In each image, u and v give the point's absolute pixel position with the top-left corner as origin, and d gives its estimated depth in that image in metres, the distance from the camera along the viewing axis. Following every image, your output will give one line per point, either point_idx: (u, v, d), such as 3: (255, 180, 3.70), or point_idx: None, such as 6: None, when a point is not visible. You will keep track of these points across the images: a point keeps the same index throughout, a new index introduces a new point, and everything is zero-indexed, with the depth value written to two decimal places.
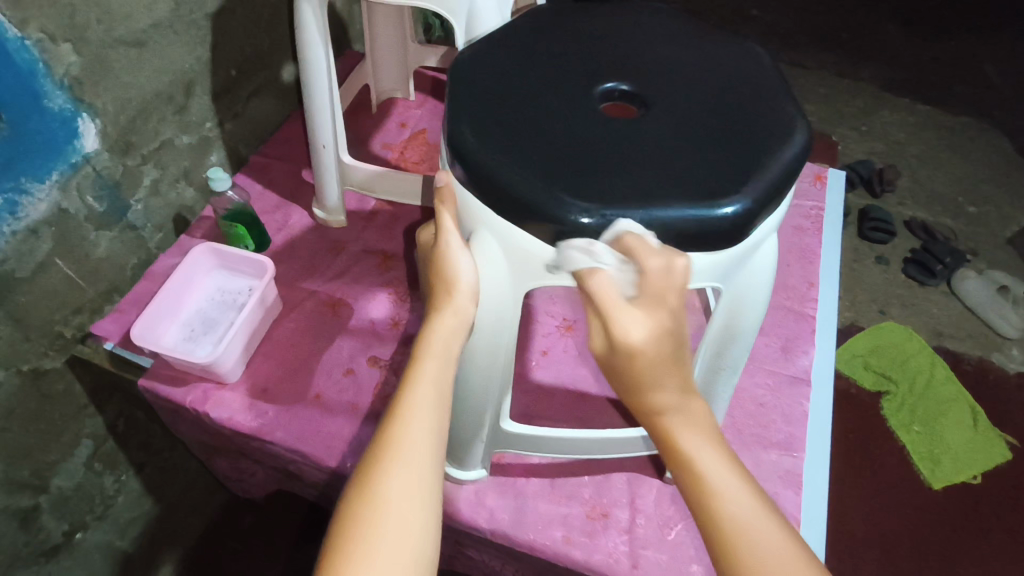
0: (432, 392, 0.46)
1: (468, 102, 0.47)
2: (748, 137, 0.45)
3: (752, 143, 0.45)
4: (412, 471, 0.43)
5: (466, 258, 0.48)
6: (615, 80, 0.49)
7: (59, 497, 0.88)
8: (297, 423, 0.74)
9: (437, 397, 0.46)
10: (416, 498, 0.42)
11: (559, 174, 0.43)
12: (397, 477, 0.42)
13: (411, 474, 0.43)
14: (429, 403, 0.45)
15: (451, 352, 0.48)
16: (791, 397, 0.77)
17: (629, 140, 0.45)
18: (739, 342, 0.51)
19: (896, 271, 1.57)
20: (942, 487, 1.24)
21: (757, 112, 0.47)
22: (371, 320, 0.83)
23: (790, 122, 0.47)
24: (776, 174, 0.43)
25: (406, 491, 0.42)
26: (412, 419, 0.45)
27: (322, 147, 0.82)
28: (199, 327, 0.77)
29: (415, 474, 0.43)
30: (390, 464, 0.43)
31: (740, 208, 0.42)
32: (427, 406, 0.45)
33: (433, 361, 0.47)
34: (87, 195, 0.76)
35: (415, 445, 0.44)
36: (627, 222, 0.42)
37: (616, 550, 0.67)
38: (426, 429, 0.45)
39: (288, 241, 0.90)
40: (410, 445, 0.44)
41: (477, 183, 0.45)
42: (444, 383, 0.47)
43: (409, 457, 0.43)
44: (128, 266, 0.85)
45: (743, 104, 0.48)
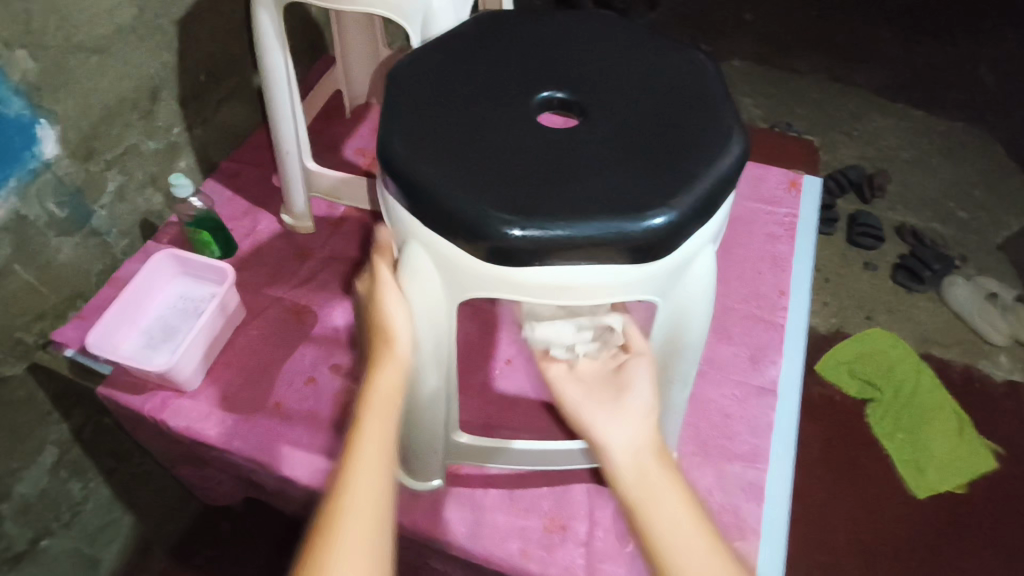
0: (380, 446, 0.43)
1: (403, 112, 0.47)
2: (682, 147, 0.45)
3: (685, 154, 0.44)
4: (360, 535, 0.39)
5: (403, 304, 0.47)
6: (553, 89, 0.49)
7: (23, 504, 0.87)
8: (256, 432, 0.74)
9: (385, 454, 0.43)
10: (367, 571, 0.37)
11: (486, 186, 0.42)
12: (343, 550, 0.38)
13: (360, 540, 0.38)
14: (378, 464, 0.42)
15: (399, 404, 0.46)
16: (756, 408, 0.76)
17: (562, 150, 0.45)
18: (685, 354, 0.51)
19: (884, 277, 1.56)
20: (927, 496, 1.23)
21: (694, 122, 0.47)
22: (335, 328, 0.83)
23: (727, 128, 0.46)
24: (709, 184, 0.43)
25: (355, 559, 0.38)
26: (362, 480, 0.41)
27: (287, 153, 0.81)
28: (159, 335, 0.76)
29: (365, 539, 0.39)
30: (336, 534, 0.38)
31: (669, 219, 0.41)
32: (377, 466, 0.42)
33: (379, 416, 0.44)
34: (48, 201, 0.75)
35: (363, 511, 0.40)
36: (553, 236, 0.41)
37: (572, 563, 0.66)
38: (378, 489, 0.41)
39: (256, 248, 0.89)
40: (359, 508, 0.40)
41: (406, 195, 0.44)
42: (397, 438, 0.44)
43: (359, 523, 0.39)
44: (92, 272, 0.85)
45: (679, 114, 0.47)
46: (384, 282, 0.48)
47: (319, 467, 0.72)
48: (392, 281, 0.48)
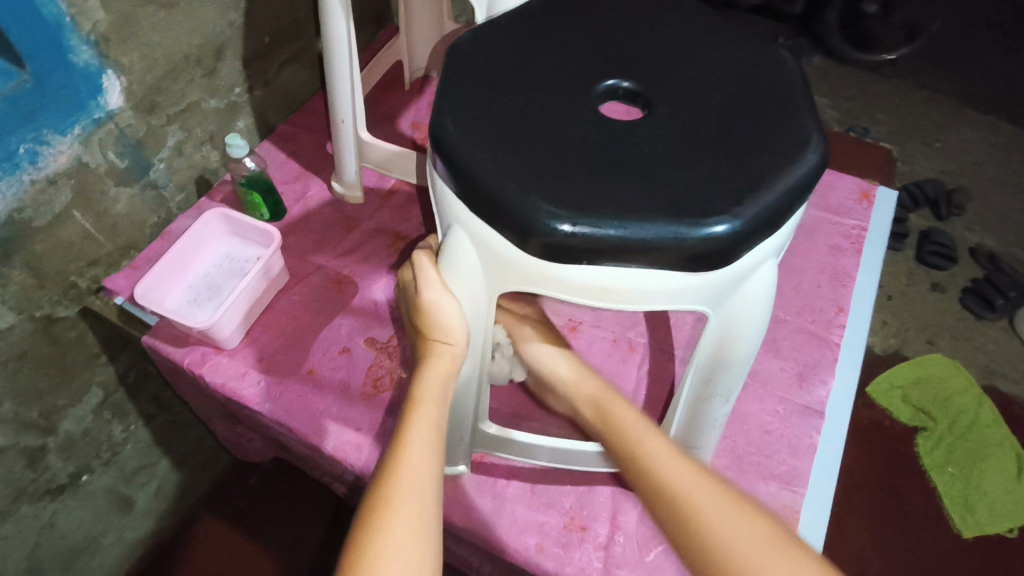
0: (431, 433, 0.48)
1: (459, 91, 0.45)
2: (753, 151, 0.41)
3: (757, 159, 0.41)
4: (413, 506, 0.44)
5: (454, 306, 0.50)
6: (619, 77, 0.46)
7: (67, 440, 0.90)
8: (287, 395, 0.74)
9: (434, 437, 0.49)
10: (420, 533, 0.43)
11: (537, 176, 0.40)
12: (401, 519, 0.43)
13: (415, 511, 0.43)
14: (427, 447, 0.47)
15: (445, 393, 0.51)
16: (800, 428, 0.72)
17: (621, 144, 0.42)
18: (731, 371, 0.48)
19: (952, 301, 1.46)
20: (972, 537, 1.16)
21: (770, 125, 0.43)
22: (374, 301, 0.82)
23: (805, 135, 0.42)
24: (779, 194, 0.39)
25: (410, 530, 0.43)
26: (413, 465, 0.46)
27: (342, 122, 0.81)
28: (204, 291, 0.78)
29: (418, 509, 0.44)
30: (395, 506, 0.43)
31: (731, 228, 0.38)
32: (425, 449, 0.47)
33: (429, 405, 0.50)
34: (109, 151, 0.77)
35: (416, 488, 0.45)
36: (603, 235, 0.38)
37: (589, 566, 0.64)
38: (427, 469, 0.46)
39: (304, 214, 0.90)
40: (412, 485, 0.45)
41: (453, 178, 0.42)
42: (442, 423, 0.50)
43: (414, 497, 0.44)
44: (147, 224, 0.87)
45: (755, 116, 0.44)
46: (433, 282, 0.50)
47: (347, 439, 0.72)
48: (443, 279, 0.50)
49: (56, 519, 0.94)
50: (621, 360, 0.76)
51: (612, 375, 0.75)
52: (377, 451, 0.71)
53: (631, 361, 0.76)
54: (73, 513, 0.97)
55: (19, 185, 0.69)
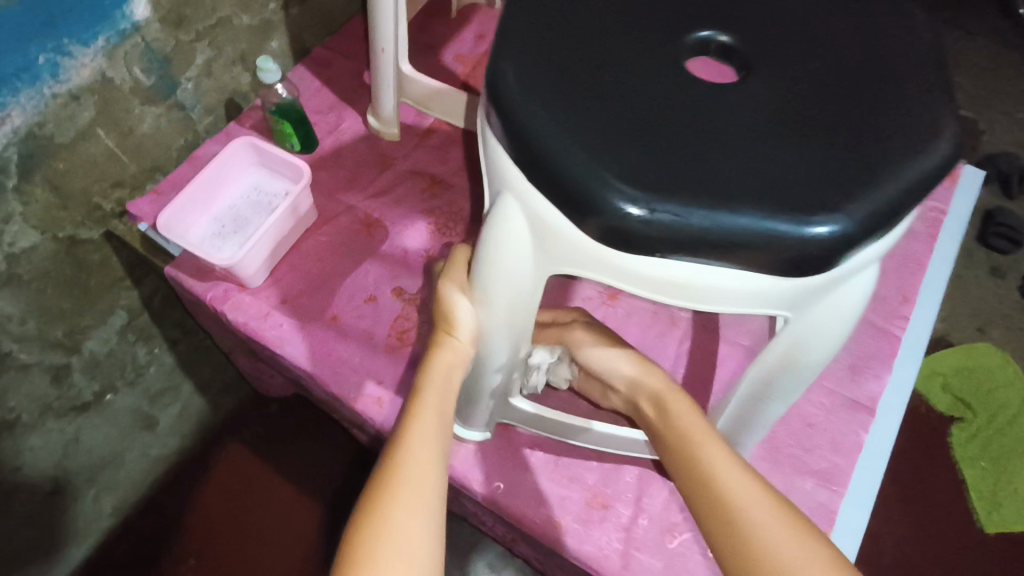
0: (435, 423, 0.47)
1: (525, 36, 0.39)
2: (871, 140, 0.35)
3: (875, 150, 0.35)
4: (411, 498, 0.43)
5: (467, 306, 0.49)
6: (714, 29, 0.40)
7: (91, 359, 0.90)
8: (311, 341, 0.71)
9: (438, 429, 0.47)
10: (415, 524, 0.42)
11: (612, 147, 0.35)
12: (401, 511, 0.42)
13: (414, 508, 0.42)
14: (431, 439, 0.46)
15: (450, 385, 0.50)
16: (847, 424, 0.68)
17: (713, 116, 0.36)
18: (798, 378, 0.43)
19: (1011, 288, 1.38)
20: (994, 532, 1.14)
21: (894, 114, 0.36)
22: (404, 249, 0.78)
23: (933, 124, 0.36)
24: (898, 192, 0.34)
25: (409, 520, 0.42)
26: (416, 456, 0.45)
27: (382, 52, 0.74)
28: (229, 226, 0.74)
29: (417, 501, 0.42)
30: (394, 499, 0.42)
31: (835, 230, 0.32)
32: (430, 443, 0.46)
33: (434, 396, 0.48)
34: (134, 66, 0.72)
35: (418, 482, 0.44)
36: (683, 225, 0.33)
37: (608, 546, 0.62)
38: (432, 461, 0.45)
39: (336, 148, 0.85)
40: (414, 480, 0.43)
41: (510, 138, 0.37)
42: (445, 413, 0.48)
43: (413, 492, 0.43)
44: (173, 146, 0.83)
45: (877, 100, 0.37)
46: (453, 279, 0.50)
47: (368, 392, 0.69)
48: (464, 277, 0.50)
49: (81, 434, 0.95)
50: (661, 334, 0.72)
51: (649, 350, 0.71)
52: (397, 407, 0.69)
53: (671, 336, 0.72)
54: (98, 430, 0.98)
55: (40, 98, 0.64)
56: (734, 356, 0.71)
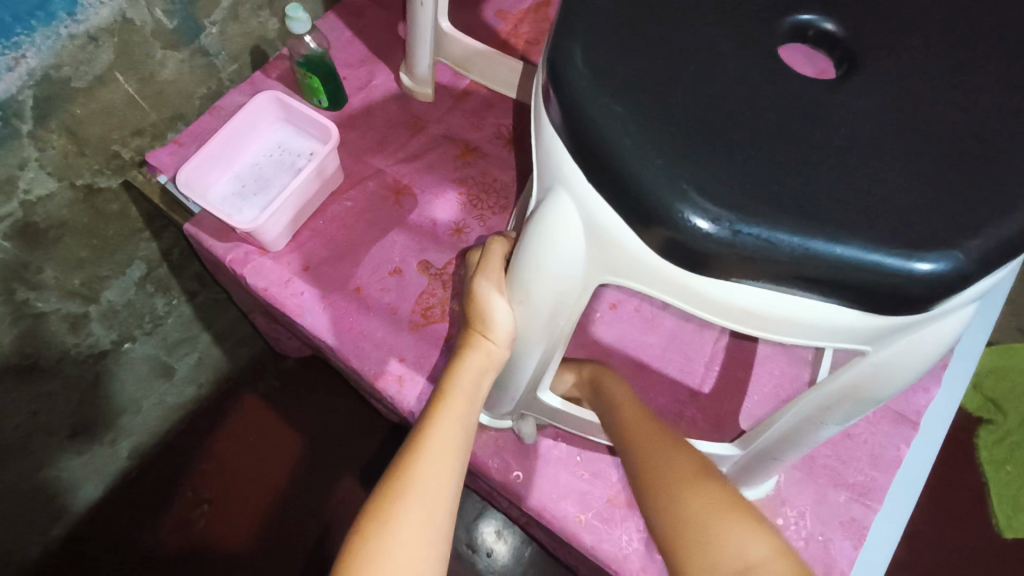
0: (456, 427, 0.46)
1: (596, 17, 0.34)
2: (994, 168, 0.31)
3: (996, 178, 0.31)
4: (421, 508, 0.42)
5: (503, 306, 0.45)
6: (818, 13, 0.36)
7: (109, 309, 0.88)
8: (332, 311, 0.69)
9: (459, 435, 0.46)
10: (423, 534, 0.41)
11: (691, 152, 0.30)
12: (409, 516, 0.41)
13: (424, 516, 0.42)
14: (449, 444, 0.45)
15: (478, 391, 0.48)
16: (888, 437, 0.64)
17: (811, 124, 0.31)
18: (863, 408, 0.39)
19: None
20: (1013, 538, 1.12)
21: (1022, 139, 0.32)
22: (433, 220, 0.74)
23: None
24: (1019, 229, 0.29)
25: (418, 529, 0.41)
26: (431, 461, 0.44)
27: (420, 6, 0.68)
28: (251, 184, 0.70)
29: (429, 510, 0.42)
30: (404, 503, 0.42)
31: (944, 267, 0.28)
32: (449, 448, 0.45)
33: (459, 399, 0.47)
34: (156, 8, 0.67)
35: (430, 488, 0.43)
36: (768, 249, 0.29)
37: (627, 546, 0.60)
38: (448, 469, 0.44)
39: (366, 106, 0.80)
40: (426, 487, 0.43)
41: (571, 130, 0.32)
42: (469, 421, 0.47)
43: (425, 499, 0.42)
44: (196, 94, 0.79)
45: (1002, 122, 0.33)
46: (489, 275, 0.46)
47: (388, 369, 0.67)
48: (502, 275, 0.46)
49: (98, 381, 0.95)
50: (698, 330, 0.68)
51: (685, 346, 0.67)
52: (417, 386, 0.66)
53: (709, 332, 0.68)
54: (115, 377, 0.97)
55: (55, 38, 0.60)
56: (774, 358, 0.67)
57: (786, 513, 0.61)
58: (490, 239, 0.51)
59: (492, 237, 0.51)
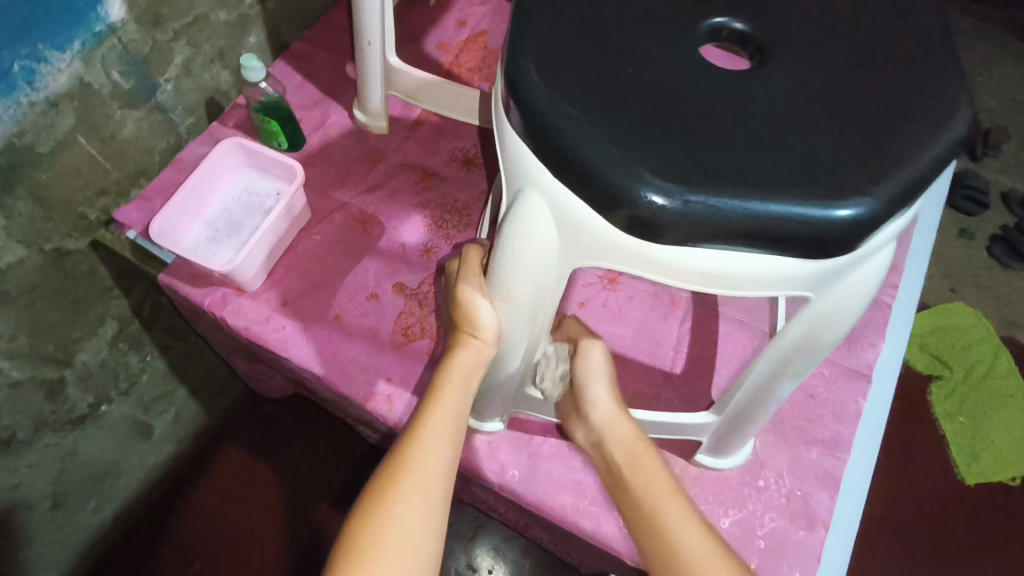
0: (448, 420, 0.49)
1: (544, 36, 0.39)
2: (889, 125, 0.37)
3: (894, 133, 0.36)
4: (419, 496, 0.45)
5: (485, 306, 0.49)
6: (728, 15, 0.41)
7: (84, 372, 0.88)
8: (315, 342, 0.71)
9: (451, 428, 0.49)
10: (421, 521, 0.44)
11: (640, 140, 0.35)
12: (407, 504, 0.45)
13: (420, 502, 0.45)
14: (442, 436, 0.48)
15: (467, 387, 0.51)
16: (846, 393, 0.70)
17: (736, 106, 0.37)
18: (818, 354, 0.43)
19: (979, 248, 1.45)
20: (974, 483, 1.20)
21: (910, 100, 0.38)
22: (402, 244, 0.77)
23: (948, 107, 0.38)
24: (916, 172, 0.35)
25: (415, 518, 0.44)
26: (427, 451, 0.47)
27: (368, 45, 0.73)
28: (222, 229, 0.73)
29: (424, 498, 0.45)
30: (402, 490, 0.45)
31: (860, 211, 0.34)
32: (442, 439, 0.48)
33: (450, 394, 0.50)
34: (113, 69, 0.69)
35: (426, 477, 0.46)
36: (713, 213, 0.34)
37: (626, 526, 0.64)
38: (441, 460, 0.47)
39: (325, 144, 0.83)
40: (422, 476, 0.46)
41: (533, 134, 0.37)
42: (461, 414, 0.50)
43: (421, 488, 0.45)
44: (157, 150, 0.81)
45: (891, 88, 0.38)
46: (470, 279, 0.50)
47: (377, 390, 0.69)
48: (481, 281, 0.50)
49: (78, 447, 0.93)
50: (663, 316, 0.73)
51: (653, 332, 0.72)
52: (405, 402, 0.69)
53: (672, 316, 0.73)
54: (94, 441, 0.96)
55: (17, 107, 0.62)
56: (735, 334, 0.72)
57: (766, 474, 0.66)
58: (468, 246, 0.54)
59: (470, 245, 0.54)
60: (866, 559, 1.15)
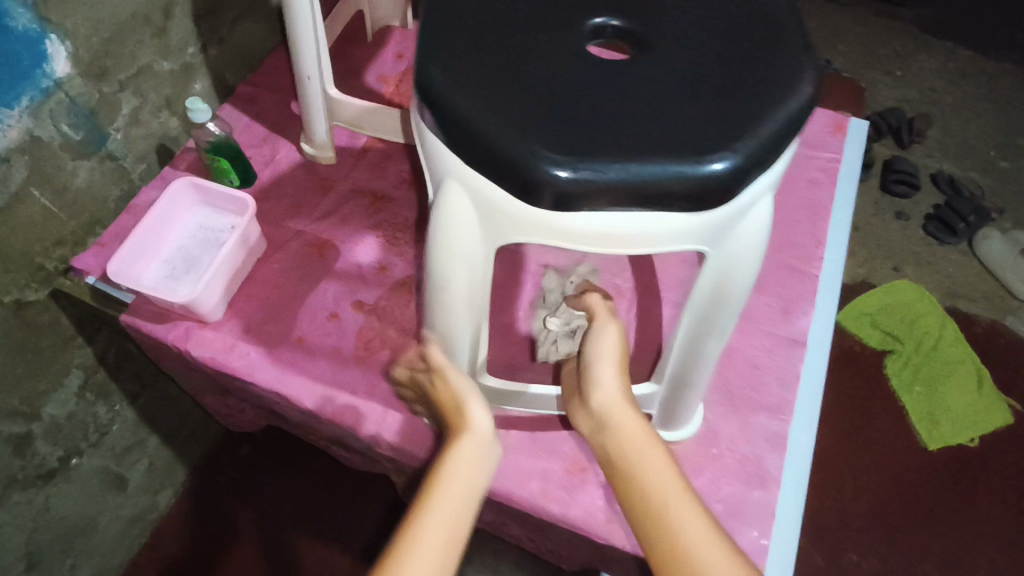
0: (458, 488, 0.47)
1: (445, 44, 0.44)
2: (748, 90, 0.42)
3: (753, 97, 0.42)
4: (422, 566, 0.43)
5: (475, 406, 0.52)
6: (607, 15, 0.46)
7: (52, 425, 0.88)
8: (280, 364, 0.73)
9: (465, 497, 0.47)
10: None
11: (536, 124, 0.40)
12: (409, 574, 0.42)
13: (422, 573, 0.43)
14: (451, 503, 0.46)
15: (482, 458, 0.49)
16: (786, 360, 0.75)
17: (616, 87, 0.42)
18: (730, 307, 0.48)
19: (915, 228, 1.54)
20: (937, 448, 1.25)
21: (767, 68, 0.43)
22: (357, 264, 0.81)
23: (797, 70, 0.43)
24: (774, 128, 0.40)
25: None
26: (434, 518, 0.45)
27: (308, 79, 0.77)
28: (180, 265, 0.75)
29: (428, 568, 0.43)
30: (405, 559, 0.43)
31: (731, 164, 0.39)
32: (450, 506, 0.46)
33: (461, 462, 0.48)
34: (61, 122, 0.72)
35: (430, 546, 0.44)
36: (602, 178, 0.39)
37: (592, 505, 0.66)
38: (450, 529, 0.45)
39: (276, 178, 0.87)
40: (426, 547, 0.44)
41: (443, 129, 0.42)
42: (474, 482, 0.48)
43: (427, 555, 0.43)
44: (111, 198, 0.84)
45: (750, 60, 0.44)
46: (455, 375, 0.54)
47: (343, 403, 0.72)
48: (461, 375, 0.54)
49: (50, 503, 0.93)
50: None
51: None
52: (370, 412, 0.71)
53: (619, 306, 0.77)
54: (67, 496, 0.95)
55: None
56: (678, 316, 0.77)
57: (721, 444, 0.69)
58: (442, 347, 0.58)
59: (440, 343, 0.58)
60: (842, 533, 1.18)
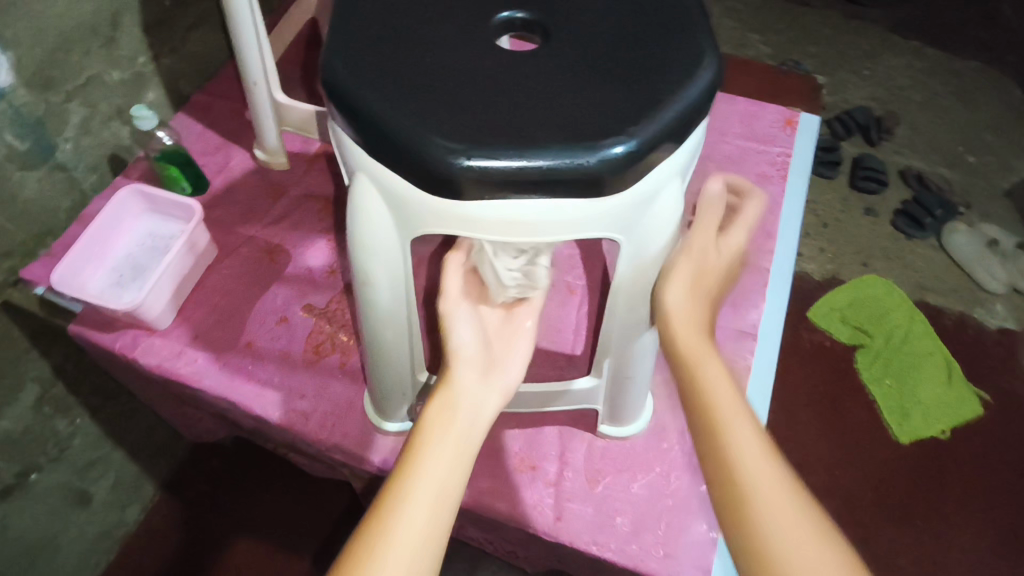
0: (440, 457, 0.48)
1: (356, 42, 0.45)
2: (650, 77, 0.43)
3: (653, 84, 0.43)
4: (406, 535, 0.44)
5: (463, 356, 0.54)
6: (514, 9, 0.48)
7: (6, 439, 0.87)
8: (228, 369, 0.73)
9: (446, 464, 0.48)
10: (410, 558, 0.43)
11: (437, 115, 0.41)
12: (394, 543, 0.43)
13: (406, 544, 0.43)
14: (434, 471, 0.47)
15: (460, 422, 0.51)
16: (735, 352, 0.75)
17: (520, 79, 0.43)
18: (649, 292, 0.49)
19: (885, 223, 1.55)
20: (908, 441, 1.26)
21: (669, 57, 0.45)
22: (308, 268, 0.81)
23: (697, 56, 0.45)
24: (671, 114, 0.42)
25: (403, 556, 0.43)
26: (418, 486, 0.46)
27: (254, 84, 0.77)
28: (128, 273, 0.75)
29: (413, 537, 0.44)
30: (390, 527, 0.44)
31: (628, 148, 0.40)
32: (431, 472, 0.47)
33: (439, 429, 0.50)
34: (6, 132, 0.72)
35: (415, 514, 0.45)
36: (502, 166, 0.39)
37: (539, 502, 0.66)
38: (433, 495, 0.46)
39: (228, 185, 0.87)
40: (410, 513, 0.45)
41: (350, 125, 0.43)
42: (454, 448, 0.49)
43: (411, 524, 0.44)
44: (61, 208, 0.83)
45: (653, 48, 0.45)
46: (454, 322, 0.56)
47: (292, 407, 0.72)
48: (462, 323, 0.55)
49: (7, 520, 0.92)
50: (560, 303, 0.78)
51: (552, 319, 0.76)
52: (320, 415, 0.71)
53: (570, 303, 0.78)
54: (26, 512, 0.94)
55: None
56: None
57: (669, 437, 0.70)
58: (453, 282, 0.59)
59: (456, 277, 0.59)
60: None
